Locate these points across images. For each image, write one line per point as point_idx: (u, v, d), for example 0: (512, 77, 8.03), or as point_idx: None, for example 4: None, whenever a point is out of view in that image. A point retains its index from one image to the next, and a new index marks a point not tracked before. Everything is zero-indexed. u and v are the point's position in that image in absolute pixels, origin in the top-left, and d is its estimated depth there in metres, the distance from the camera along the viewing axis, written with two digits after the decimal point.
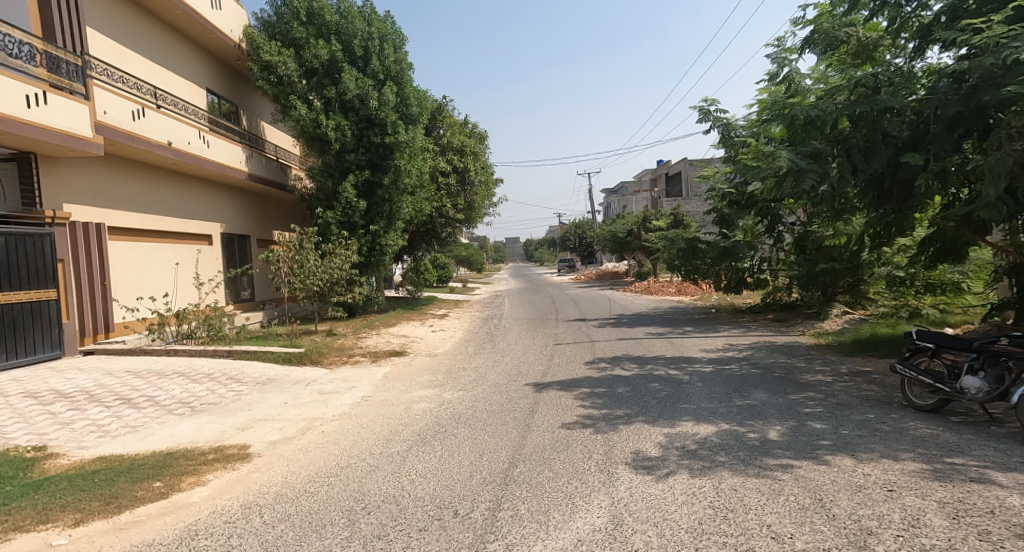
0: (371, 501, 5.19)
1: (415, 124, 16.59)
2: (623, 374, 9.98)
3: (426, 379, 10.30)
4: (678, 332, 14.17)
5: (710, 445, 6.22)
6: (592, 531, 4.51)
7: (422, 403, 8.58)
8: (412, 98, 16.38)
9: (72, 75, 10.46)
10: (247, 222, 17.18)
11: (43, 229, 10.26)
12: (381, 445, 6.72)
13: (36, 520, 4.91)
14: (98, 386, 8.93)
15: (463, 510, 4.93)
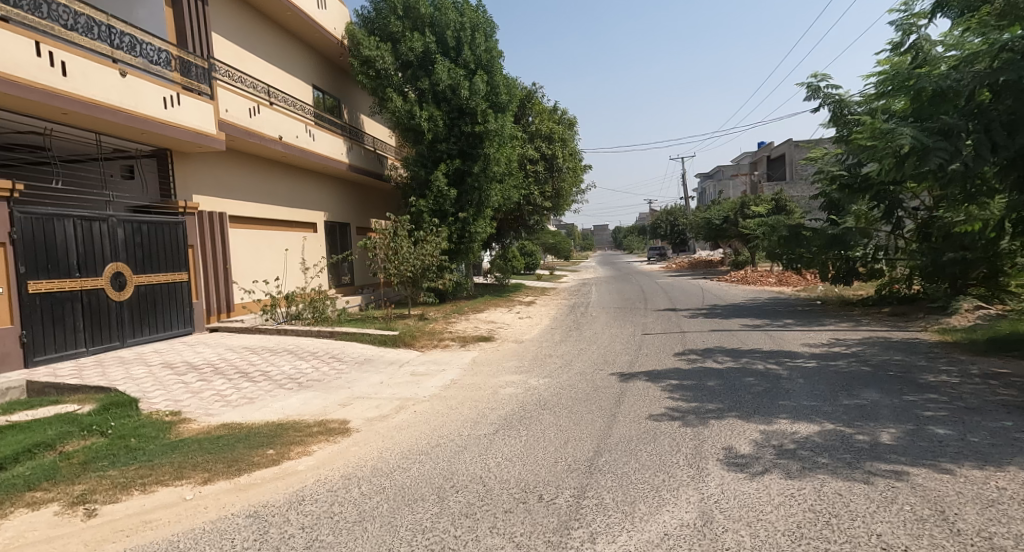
0: (459, 480, 5.18)
1: (504, 111, 16.72)
2: (716, 367, 9.68)
3: (513, 364, 10.51)
4: (778, 325, 13.52)
5: (811, 445, 5.87)
6: (680, 526, 4.34)
7: (509, 388, 8.78)
8: (502, 86, 16.50)
9: (200, 78, 11.43)
10: (347, 211, 18.16)
11: (178, 217, 11.38)
12: (470, 428, 6.78)
13: (173, 476, 5.29)
14: (221, 360, 9.70)
15: (548, 495, 4.83)
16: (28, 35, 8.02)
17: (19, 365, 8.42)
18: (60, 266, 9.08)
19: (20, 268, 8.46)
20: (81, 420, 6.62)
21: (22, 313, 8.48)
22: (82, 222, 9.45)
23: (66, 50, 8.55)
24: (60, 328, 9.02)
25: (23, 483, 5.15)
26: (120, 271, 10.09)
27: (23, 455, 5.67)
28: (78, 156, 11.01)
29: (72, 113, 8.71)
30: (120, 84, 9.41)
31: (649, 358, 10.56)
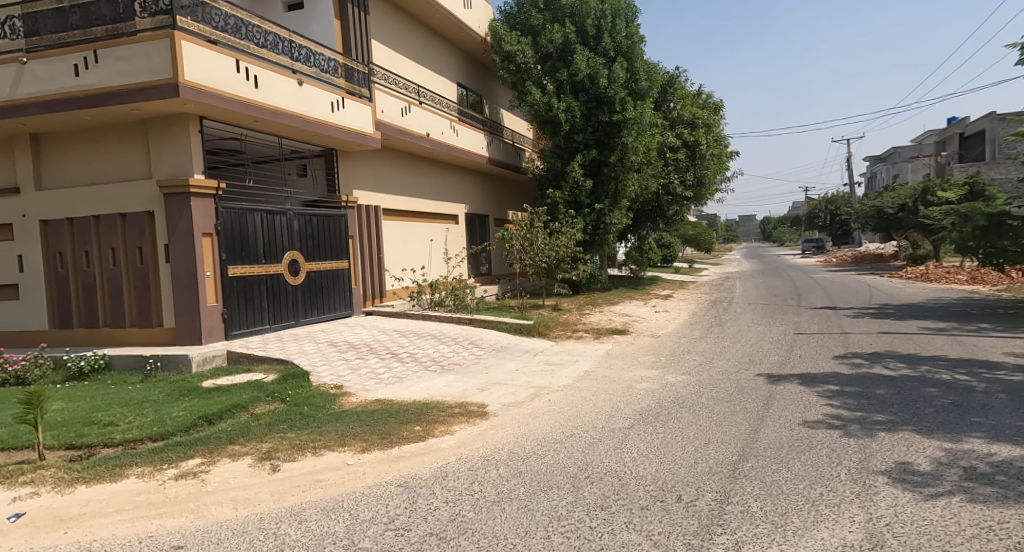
0: (594, 472, 5.25)
1: (644, 98, 16.37)
2: (886, 374, 8.84)
3: (649, 359, 10.43)
4: (967, 330, 12.03)
5: (1013, 471, 5.06)
6: (841, 546, 3.99)
7: (644, 383, 8.70)
8: (642, 73, 16.16)
9: (362, 82, 12.35)
10: (486, 203, 18.86)
11: (342, 210, 12.49)
12: (604, 420, 6.80)
13: (337, 442, 5.93)
14: (375, 341, 10.57)
15: (688, 497, 4.72)
16: (230, 55, 9.30)
17: (221, 338, 9.83)
18: (251, 253, 10.38)
19: (222, 255, 9.83)
20: (266, 387, 7.61)
21: (223, 293, 9.86)
22: (266, 215, 10.68)
23: (258, 65, 9.77)
24: (250, 308, 10.33)
25: (225, 438, 6.06)
26: (295, 259, 11.28)
27: (226, 413, 6.69)
28: (262, 157, 12.46)
29: (261, 120, 9.93)
30: (299, 92, 10.52)
31: (805, 361, 9.88)
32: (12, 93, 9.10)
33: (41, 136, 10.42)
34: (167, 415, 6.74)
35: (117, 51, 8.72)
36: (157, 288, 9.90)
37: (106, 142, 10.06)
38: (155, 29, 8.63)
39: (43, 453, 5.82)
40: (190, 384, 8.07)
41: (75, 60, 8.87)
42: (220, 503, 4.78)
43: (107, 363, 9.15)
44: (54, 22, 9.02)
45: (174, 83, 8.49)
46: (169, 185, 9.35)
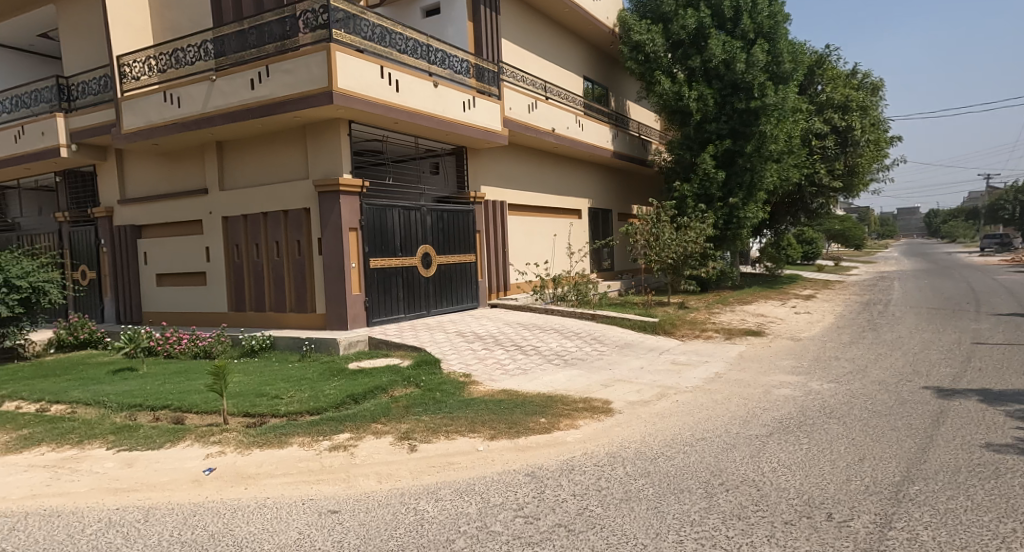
0: (729, 479, 5.03)
1: (786, 82, 15.44)
2: None
3: (789, 364, 9.83)
4: None
5: None
6: None
7: (784, 389, 8.17)
8: (785, 54, 15.25)
9: (492, 81, 12.75)
10: (610, 197, 18.74)
11: (471, 206, 12.98)
12: (739, 425, 6.47)
13: (467, 428, 6.23)
14: (500, 333, 10.87)
15: (841, 516, 4.37)
16: (375, 62, 9.98)
17: (363, 324, 10.64)
18: (389, 246, 11.09)
19: (365, 248, 10.61)
20: (403, 372, 8.15)
21: (366, 283, 10.65)
22: (403, 211, 11.34)
23: (400, 70, 10.39)
24: (388, 297, 11.07)
25: (369, 416, 6.61)
26: (428, 252, 11.88)
27: (368, 395, 7.26)
28: (401, 156, 13.28)
29: (400, 122, 10.56)
30: (434, 94, 11.02)
31: (983, 374, 8.76)
32: (204, 107, 10.56)
33: (224, 143, 11.91)
34: (320, 392, 7.48)
35: (283, 65, 9.72)
36: (311, 278, 10.93)
37: (271, 147, 11.25)
38: (315, 42, 9.49)
39: (226, 418, 6.74)
40: (338, 365, 8.84)
41: (251, 75, 10.07)
42: (367, 475, 5.24)
43: (272, 343, 10.29)
44: (236, 44, 10.30)
45: (329, 91, 9.32)
46: (323, 184, 10.24)
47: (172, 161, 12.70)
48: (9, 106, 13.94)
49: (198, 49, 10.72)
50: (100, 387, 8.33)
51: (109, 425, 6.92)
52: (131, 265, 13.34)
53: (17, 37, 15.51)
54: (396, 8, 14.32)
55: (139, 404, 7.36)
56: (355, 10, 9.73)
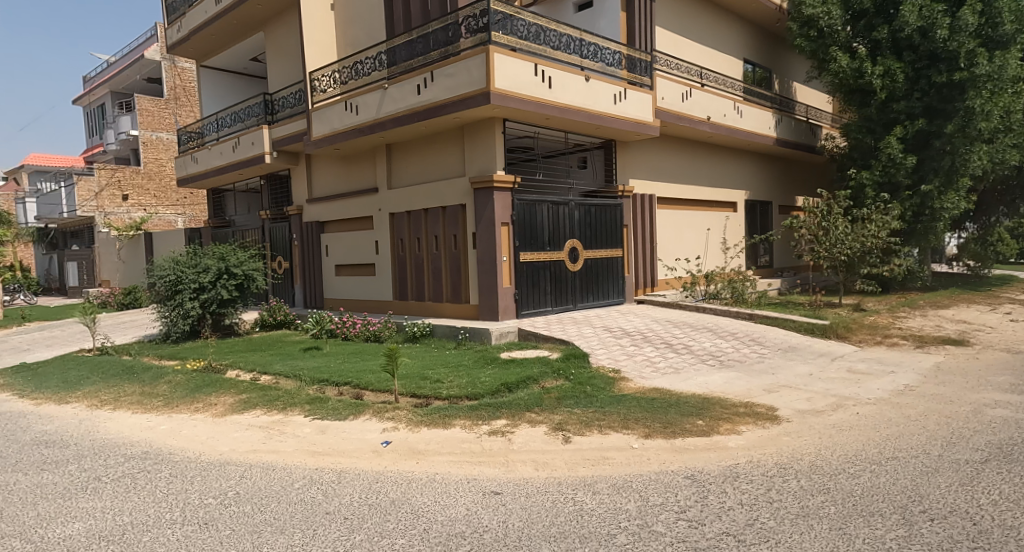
0: (933, 507, 4.47)
1: (1004, 46, 13.49)
2: None
3: (1002, 380, 8.50)
4: None
5: None
6: None
7: (997, 409, 7.06)
8: (1004, 13, 13.27)
9: (643, 71, 12.36)
10: (772, 189, 17.63)
11: (620, 200, 12.85)
12: (941, 447, 5.71)
13: (620, 424, 6.25)
14: (649, 329, 10.68)
15: None
16: (529, 60, 10.21)
17: (513, 317, 11.01)
18: (538, 241, 11.34)
19: (516, 242, 10.94)
20: (553, 363, 8.38)
21: (516, 276, 10.99)
22: (552, 206, 11.52)
23: (553, 67, 10.54)
24: (537, 290, 11.33)
25: (523, 405, 6.90)
26: (575, 247, 11.97)
27: (521, 385, 7.54)
28: (551, 151, 13.48)
29: (553, 118, 10.72)
30: (586, 88, 11.04)
31: None
32: (378, 112, 11.57)
33: (393, 145, 12.88)
34: (477, 379, 7.89)
35: (446, 69, 10.30)
36: (465, 270, 11.49)
37: (433, 147, 11.96)
38: (474, 46, 9.96)
39: (397, 397, 7.39)
40: (492, 353, 9.27)
41: (418, 81, 10.80)
42: (525, 462, 5.57)
43: (431, 330, 10.99)
44: (405, 52, 11.21)
45: (486, 92, 9.74)
46: (478, 181, 10.72)
47: (349, 163, 13.97)
48: (228, 121, 16.30)
49: (373, 60, 11.85)
50: (294, 362, 9.50)
51: (304, 395, 7.89)
52: (314, 256, 14.88)
53: (230, 61, 17.94)
54: (549, 6, 14.51)
55: (326, 379, 8.27)
56: (511, 11, 10.04)
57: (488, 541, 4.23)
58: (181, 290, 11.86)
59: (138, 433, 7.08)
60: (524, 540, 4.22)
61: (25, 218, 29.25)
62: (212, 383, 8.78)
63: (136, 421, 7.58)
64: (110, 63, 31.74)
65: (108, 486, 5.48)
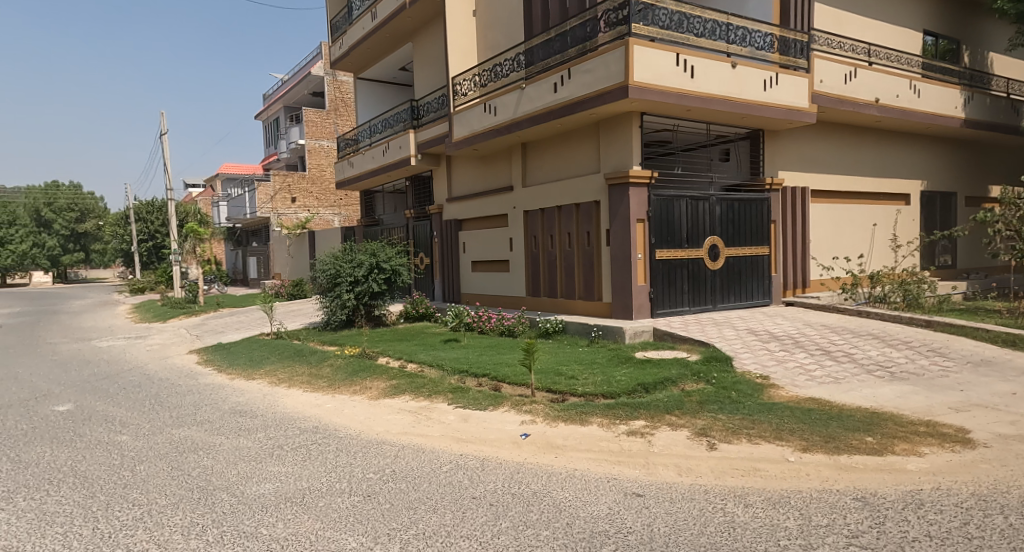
0: None
1: None
2: None
3: None
4: None
5: None
6: None
7: None
8: None
9: (799, 52, 11.34)
10: (954, 178, 15.59)
11: (766, 194, 12.01)
12: None
13: (773, 435, 5.80)
14: (802, 334, 9.86)
15: None
16: (670, 49, 9.82)
17: (648, 315, 10.68)
18: (676, 238, 10.90)
19: (652, 239, 10.60)
20: (693, 366, 8.02)
21: (651, 274, 10.65)
22: (690, 202, 11.01)
23: (696, 55, 10.06)
24: (673, 289, 10.90)
25: (662, 407, 6.65)
26: (715, 244, 11.36)
27: (659, 386, 7.29)
28: (691, 144, 12.89)
29: (694, 108, 10.24)
30: (733, 75, 10.41)
31: None
32: (515, 112, 11.74)
33: (528, 144, 13.01)
34: (612, 377, 7.73)
35: (584, 65, 10.19)
36: (599, 267, 11.33)
37: (568, 144, 11.90)
38: (613, 40, 9.77)
39: (534, 391, 7.43)
40: (627, 353, 9.05)
41: (555, 79, 10.80)
42: (667, 465, 5.37)
43: (563, 327, 10.98)
44: (542, 52, 11.29)
45: (625, 86, 9.50)
46: (613, 177, 10.52)
47: (487, 163, 14.31)
48: (379, 127, 17.42)
49: (513, 61, 12.08)
50: (437, 353, 9.89)
51: (447, 385, 8.17)
52: (453, 253, 15.44)
53: (382, 72, 19.10)
54: None
55: (466, 370, 8.52)
56: (653, 0, 9.71)
57: (633, 543, 4.14)
58: (339, 283, 12.81)
59: (308, 410, 7.74)
60: (673, 547, 4.07)
61: (220, 218, 34.43)
62: (367, 368, 9.36)
63: (307, 399, 8.29)
64: (285, 80, 35.20)
65: (290, 453, 6.08)
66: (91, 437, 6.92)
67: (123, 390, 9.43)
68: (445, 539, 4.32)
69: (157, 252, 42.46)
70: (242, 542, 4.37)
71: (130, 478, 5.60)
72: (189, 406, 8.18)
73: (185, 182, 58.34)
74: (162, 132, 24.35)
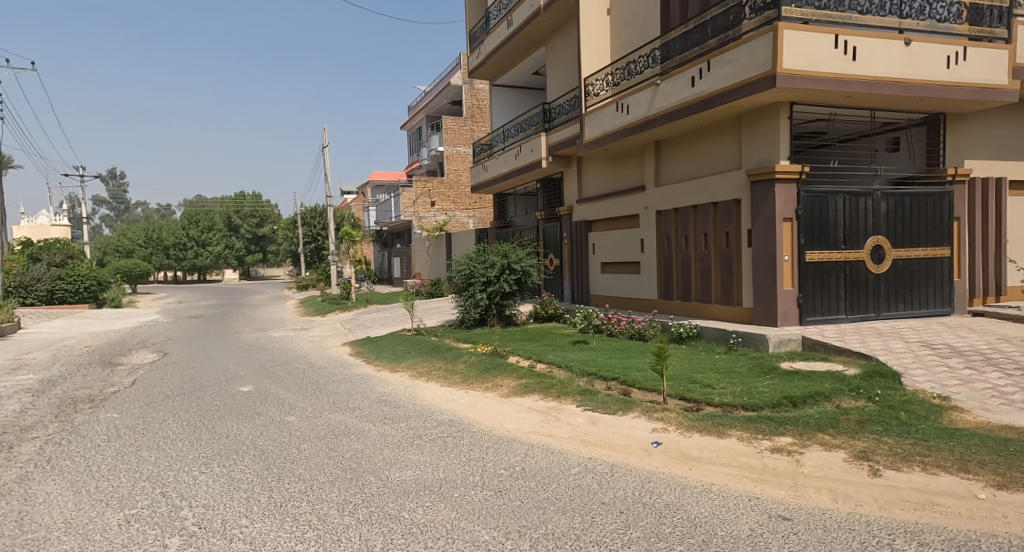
0: None
1: None
2: None
3: None
4: None
5: None
6: None
7: None
8: None
9: (996, 20, 9.86)
10: None
11: (947, 187, 10.54)
12: None
13: (957, 466, 4.97)
14: (993, 349, 8.46)
15: None
16: (828, 31, 8.91)
17: (796, 323, 9.79)
18: (831, 238, 9.89)
19: (800, 240, 9.69)
20: (850, 381, 7.16)
21: (800, 278, 9.75)
22: (849, 197, 9.95)
23: (858, 35, 9.05)
24: (827, 294, 9.90)
25: (814, 424, 5.97)
26: (880, 244, 10.16)
27: (810, 400, 6.59)
28: (851, 134, 11.69)
29: (856, 94, 9.22)
30: (905, 54, 9.22)
31: None
32: (649, 110, 11.28)
33: (662, 142, 12.46)
34: (754, 388, 7.11)
35: (726, 56, 9.53)
36: (738, 269, 10.56)
37: (707, 140, 11.22)
38: (759, 26, 9.06)
39: (666, 398, 7.02)
40: (770, 362, 8.30)
41: (692, 73, 10.23)
42: (819, 489, 4.78)
43: (698, 332, 10.37)
44: (680, 45, 10.79)
45: (772, 75, 8.77)
46: (757, 173, 9.76)
47: (618, 162, 13.90)
48: (512, 131, 17.63)
49: (648, 58, 11.65)
50: (566, 353, 9.72)
51: (576, 386, 7.96)
52: (583, 254, 15.20)
53: (516, 77, 19.31)
54: None
55: (595, 373, 8.26)
56: None
57: None
58: (473, 283, 13.07)
59: (444, 403, 7.87)
60: None
61: (370, 221, 36.86)
62: (498, 366, 9.36)
63: (444, 393, 8.45)
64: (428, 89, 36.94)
65: (428, 444, 6.18)
66: (266, 415, 7.52)
67: (292, 375, 10.25)
68: (575, 542, 4.11)
69: (319, 252, 46.55)
70: (387, 523, 4.43)
71: (296, 454, 5.98)
72: (342, 393, 8.68)
73: (344, 189, 63.51)
74: (324, 144, 26.65)
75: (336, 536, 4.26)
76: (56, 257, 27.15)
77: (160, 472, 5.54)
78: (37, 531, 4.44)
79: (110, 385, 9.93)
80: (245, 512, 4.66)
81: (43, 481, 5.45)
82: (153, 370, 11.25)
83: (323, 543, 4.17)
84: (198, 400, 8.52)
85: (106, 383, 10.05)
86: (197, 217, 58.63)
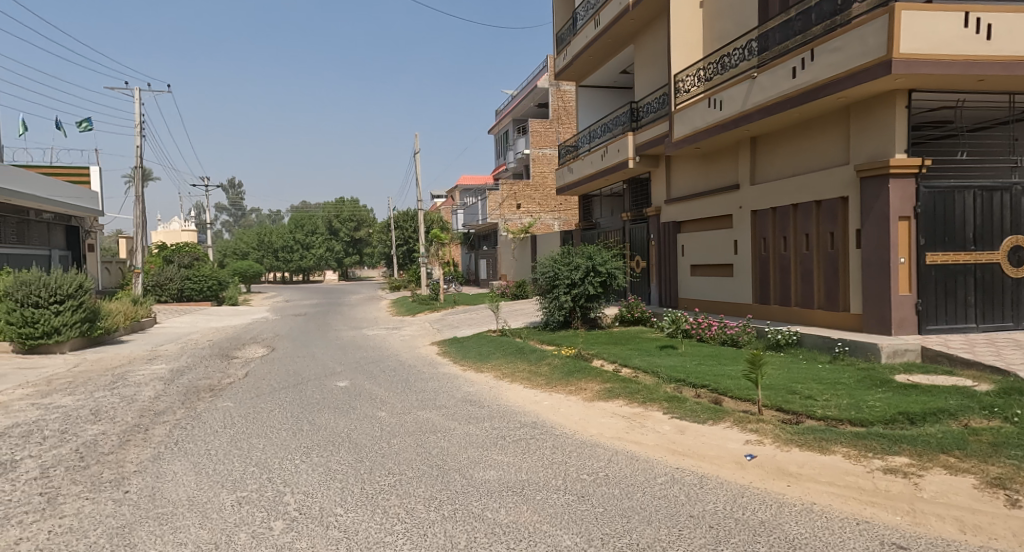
0: None
1: None
2: None
3: None
4: None
5: None
6: None
7: None
8: None
9: None
10: None
11: None
12: None
13: None
14: None
15: None
16: (955, 10, 8.02)
17: (914, 331, 8.86)
18: (957, 238, 8.91)
19: (919, 240, 8.77)
20: (980, 398, 6.34)
21: (919, 283, 8.82)
22: (982, 192, 8.94)
23: (992, 11, 8.09)
24: (952, 300, 8.91)
25: (936, 444, 5.29)
26: (1019, 245, 9.05)
27: (931, 417, 5.88)
28: (982, 122, 10.51)
29: (989, 78, 8.24)
30: None
31: None
32: (745, 104, 10.63)
33: (759, 138, 11.73)
34: (862, 402, 6.44)
35: (832, 43, 8.80)
36: (845, 272, 9.73)
37: (809, 134, 10.43)
38: (870, 10, 8.28)
39: (761, 409, 6.49)
40: (880, 374, 7.53)
41: (794, 63, 9.52)
42: (942, 517, 4.18)
43: (798, 340, 9.65)
44: (780, 35, 10.12)
45: (887, 61, 7.97)
46: (869, 168, 8.93)
47: (710, 160, 13.25)
48: (598, 131, 17.28)
49: (744, 50, 11.01)
50: (652, 358, 9.29)
51: (662, 392, 7.54)
52: (672, 256, 14.61)
53: (603, 77, 18.94)
54: None
55: (684, 379, 7.80)
56: None
57: None
58: (557, 285, 12.86)
59: (528, 405, 7.67)
60: None
61: (457, 223, 37.46)
62: (582, 369, 9.07)
63: (527, 394, 8.26)
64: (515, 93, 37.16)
65: (511, 445, 6.00)
66: (360, 410, 7.61)
67: (384, 372, 10.38)
68: None
69: (409, 255, 47.86)
70: (470, 521, 4.27)
71: (386, 449, 5.95)
72: (430, 391, 8.68)
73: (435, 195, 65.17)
74: (416, 152, 27.44)
75: (423, 530, 4.14)
76: (185, 258, 29.26)
77: (266, 459, 5.67)
78: (166, 506, 4.59)
79: (226, 376, 10.49)
80: (340, 501, 4.63)
81: (172, 461, 5.69)
82: (262, 364, 11.80)
83: (411, 536, 4.05)
84: (300, 393, 8.80)
85: (224, 374, 10.62)
86: (302, 222, 62.11)
